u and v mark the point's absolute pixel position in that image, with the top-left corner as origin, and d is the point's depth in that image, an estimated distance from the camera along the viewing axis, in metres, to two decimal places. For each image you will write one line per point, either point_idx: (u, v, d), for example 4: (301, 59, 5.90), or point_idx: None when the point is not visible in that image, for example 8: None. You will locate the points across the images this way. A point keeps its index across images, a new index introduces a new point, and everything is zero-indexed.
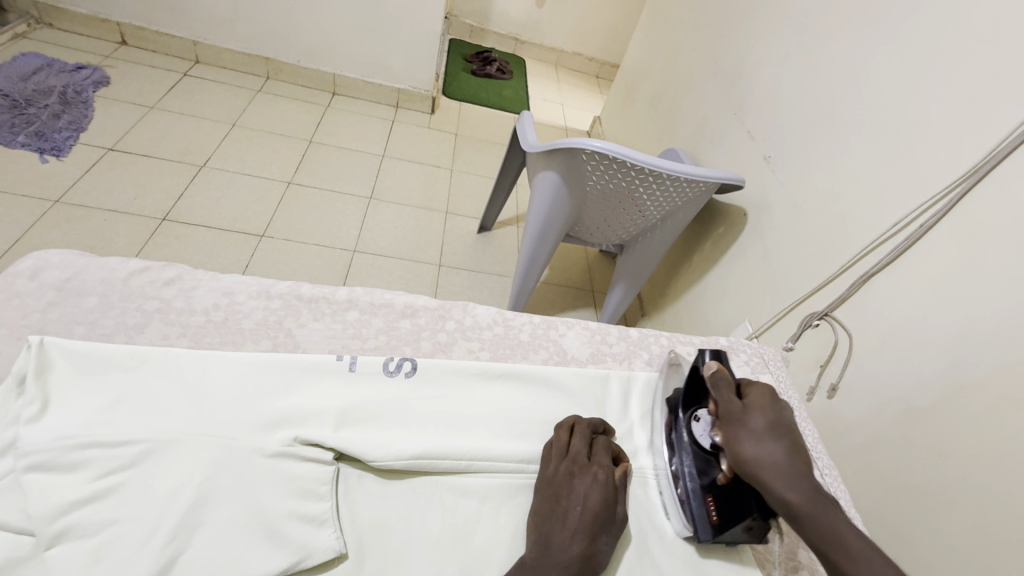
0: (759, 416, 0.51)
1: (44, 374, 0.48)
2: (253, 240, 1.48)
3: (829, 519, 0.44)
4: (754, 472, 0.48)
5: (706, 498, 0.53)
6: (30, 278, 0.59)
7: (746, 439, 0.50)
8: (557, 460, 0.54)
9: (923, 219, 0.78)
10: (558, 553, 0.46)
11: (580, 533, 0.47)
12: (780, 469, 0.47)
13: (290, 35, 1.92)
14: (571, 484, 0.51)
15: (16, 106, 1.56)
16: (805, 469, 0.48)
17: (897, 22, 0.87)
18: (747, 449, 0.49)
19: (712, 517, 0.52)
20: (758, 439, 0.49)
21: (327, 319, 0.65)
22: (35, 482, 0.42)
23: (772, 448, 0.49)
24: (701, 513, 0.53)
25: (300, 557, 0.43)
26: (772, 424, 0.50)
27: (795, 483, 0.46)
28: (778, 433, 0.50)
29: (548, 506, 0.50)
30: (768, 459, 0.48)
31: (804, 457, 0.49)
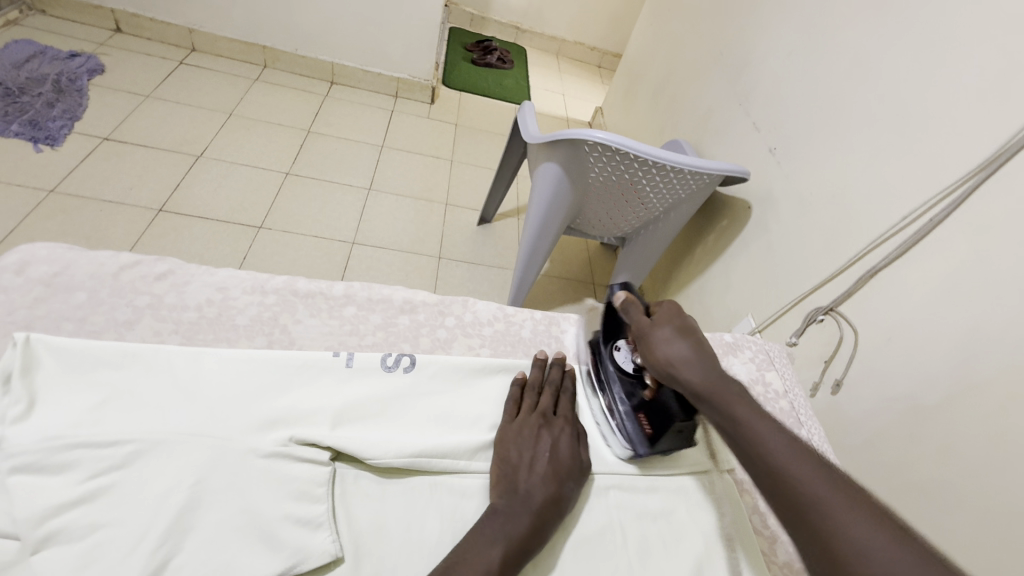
0: (666, 325, 0.58)
1: (30, 372, 0.47)
2: (252, 231, 1.47)
3: (724, 395, 0.50)
4: (666, 370, 0.55)
5: (638, 415, 0.60)
6: (17, 272, 0.57)
7: (655, 344, 0.56)
8: (524, 413, 0.56)
9: (933, 213, 0.76)
10: (526, 498, 0.48)
11: (547, 477, 0.50)
12: (685, 361, 0.54)
13: (287, 23, 1.89)
14: (539, 433, 0.54)
15: (9, 94, 1.53)
16: (708, 359, 0.54)
17: (910, 10, 0.84)
18: (658, 351, 0.56)
19: (645, 431, 0.58)
20: (666, 341, 0.56)
21: (324, 315, 0.63)
22: (21, 485, 0.41)
23: (679, 347, 0.55)
24: (637, 431, 0.58)
25: (295, 561, 0.42)
26: (678, 329, 0.57)
27: (698, 371, 0.53)
28: (683, 337, 0.56)
29: (516, 453, 0.53)
30: (675, 355, 0.54)
31: (709, 352, 0.55)
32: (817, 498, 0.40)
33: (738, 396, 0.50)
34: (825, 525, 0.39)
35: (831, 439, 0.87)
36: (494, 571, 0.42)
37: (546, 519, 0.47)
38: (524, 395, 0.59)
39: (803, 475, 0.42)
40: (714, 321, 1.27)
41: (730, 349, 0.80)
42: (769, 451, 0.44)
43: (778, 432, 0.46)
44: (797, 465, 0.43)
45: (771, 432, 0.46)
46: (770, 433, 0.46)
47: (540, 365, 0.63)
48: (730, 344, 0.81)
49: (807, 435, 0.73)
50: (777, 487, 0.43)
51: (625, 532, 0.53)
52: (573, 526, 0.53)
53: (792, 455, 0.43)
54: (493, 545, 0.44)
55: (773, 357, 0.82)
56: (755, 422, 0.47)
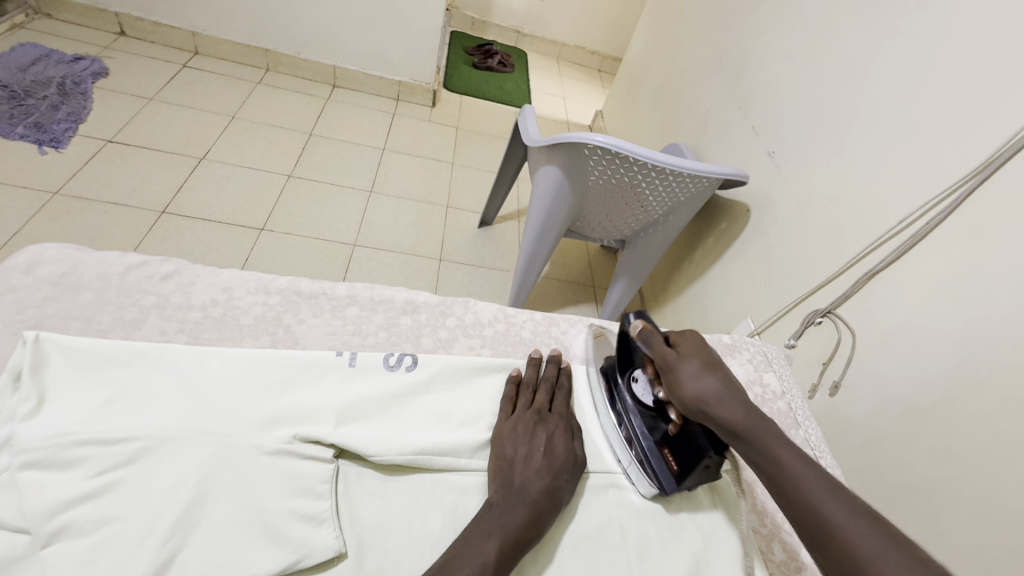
0: (694, 359, 0.55)
1: (39, 369, 0.48)
2: (254, 233, 1.48)
3: (765, 440, 0.48)
4: (699, 407, 0.52)
5: (662, 451, 0.56)
6: (26, 272, 0.58)
7: (686, 379, 0.53)
8: (519, 410, 0.57)
9: (929, 217, 0.77)
10: (522, 492, 0.49)
11: (543, 470, 0.51)
12: (719, 398, 0.51)
13: (290, 27, 1.91)
14: (534, 429, 0.55)
15: (15, 96, 1.55)
16: (740, 396, 0.52)
17: (906, 16, 0.86)
18: (689, 387, 0.53)
19: (671, 468, 0.54)
20: (696, 377, 0.53)
21: (327, 315, 0.64)
22: (31, 479, 0.42)
23: (710, 382, 0.53)
24: (662, 467, 0.55)
25: (299, 556, 0.43)
26: (705, 362, 0.54)
27: (734, 409, 0.51)
28: (713, 372, 0.54)
29: (512, 449, 0.53)
30: (708, 393, 0.52)
31: (737, 387, 0.53)
32: (879, 563, 0.39)
33: (780, 440, 0.48)
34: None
35: (829, 441, 0.87)
36: (491, 564, 0.43)
37: (542, 511, 0.48)
38: (519, 392, 0.60)
39: (860, 536, 0.40)
40: (713, 324, 1.28)
41: (728, 350, 0.81)
42: (822, 508, 0.43)
43: (827, 485, 0.44)
44: (851, 526, 0.41)
45: (819, 483, 0.44)
46: (818, 484, 0.44)
47: (535, 363, 0.64)
48: (729, 345, 0.82)
49: (805, 435, 0.74)
50: (832, 549, 0.41)
51: (625, 531, 0.54)
52: (570, 522, 0.53)
53: (846, 513, 0.42)
54: (488, 538, 0.45)
55: (771, 358, 0.83)
56: (801, 473, 0.45)
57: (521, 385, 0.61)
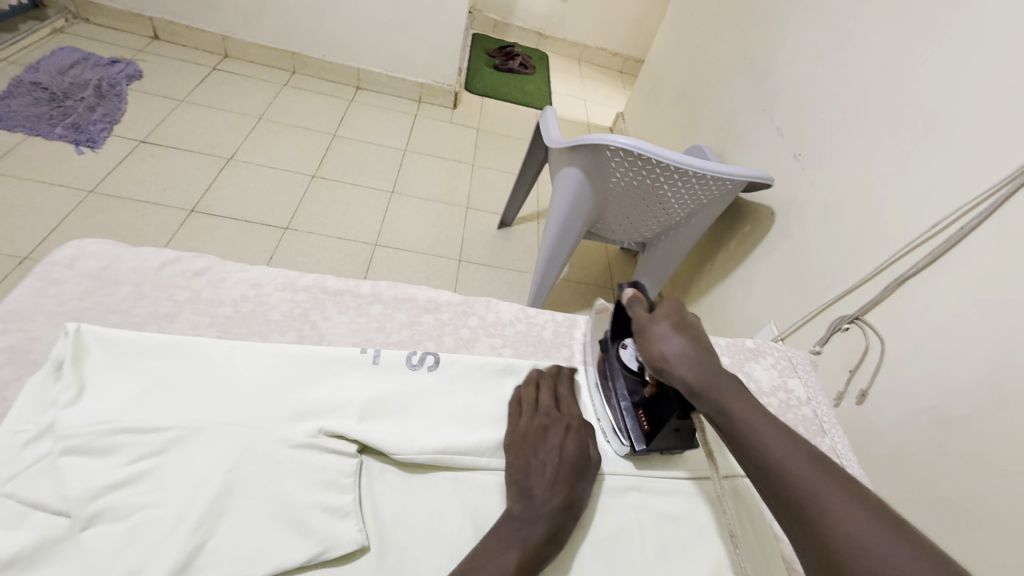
0: (664, 321, 0.56)
1: (79, 360, 0.50)
2: (278, 232, 1.51)
3: (721, 390, 0.48)
4: (662, 367, 0.53)
5: (638, 412, 0.59)
6: (68, 266, 0.61)
7: (654, 340, 0.55)
8: (529, 415, 0.57)
9: (963, 222, 0.75)
10: (540, 504, 0.48)
11: (559, 478, 0.50)
12: (682, 356, 0.52)
13: (315, 30, 1.94)
14: (545, 435, 0.54)
15: (55, 99, 1.61)
16: (704, 353, 0.52)
17: (942, 14, 0.83)
18: (656, 348, 0.54)
19: (643, 426, 0.58)
20: (664, 338, 0.54)
21: (352, 312, 0.65)
22: (70, 465, 0.43)
23: (676, 343, 0.53)
24: (635, 426, 0.58)
25: (324, 547, 0.44)
26: (674, 325, 0.55)
27: (694, 365, 0.51)
28: (682, 332, 0.54)
29: (525, 459, 0.52)
30: (672, 353, 0.53)
31: (705, 346, 0.53)
32: (818, 495, 0.39)
33: (736, 391, 0.48)
34: (827, 526, 0.37)
35: (856, 449, 0.85)
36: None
37: (560, 523, 0.48)
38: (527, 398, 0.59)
39: (803, 473, 0.41)
40: (736, 328, 1.26)
41: (752, 356, 0.80)
42: (769, 450, 0.43)
43: (777, 429, 0.44)
44: (796, 464, 0.41)
45: (767, 428, 0.44)
46: (768, 429, 0.44)
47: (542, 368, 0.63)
48: (752, 350, 0.81)
49: (831, 444, 0.72)
50: (775, 486, 0.41)
51: (645, 534, 0.54)
52: (589, 526, 0.53)
53: (793, 453, 0.42)
54: (508, 550, 0.45)
55: (796, 364, 0.81)
56: (751, 419, 0.45)
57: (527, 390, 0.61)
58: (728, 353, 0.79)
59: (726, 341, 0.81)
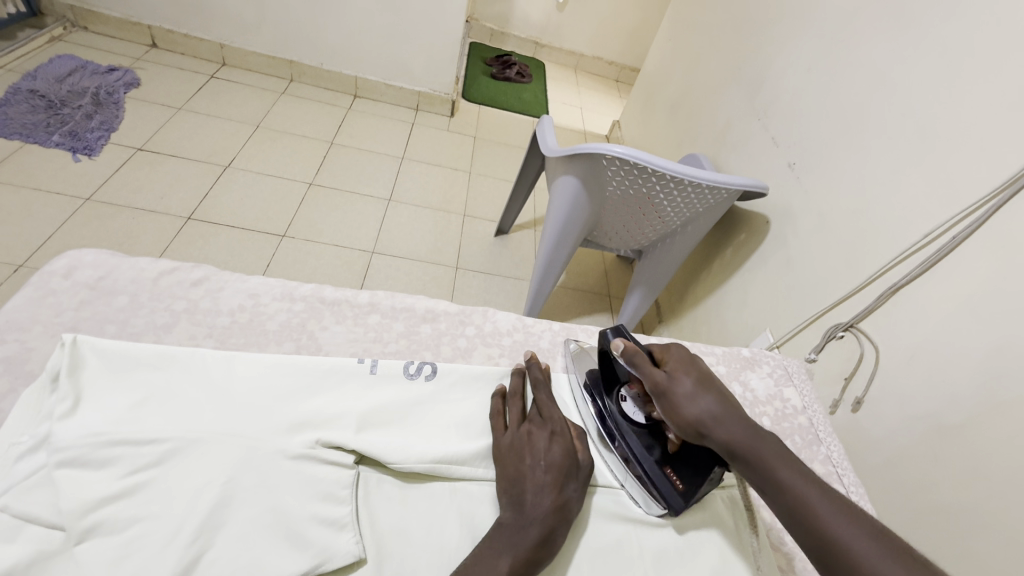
0: (685, 377, 0.55)
1: (76, 370, 0.50)
2: (275, 240, 1.51)
3: (766, 458, 0.48)
4: (696, 428, 0.52)
5: (664, 470, 0.56)
6: (65, 276, 0.61)
7: (682, 401, 0.53)
8: (515, 425, 0.56)
9: (955, 231, 0.75)
10: (532, 508, 0.48)
11: (550, 482, 0.50)
12: (716, 418, 0.51)
13: (314, 39, 1.96)
14: (532, 441, 0.54)
15: (51, 106, 1.61)
16: (736, 413, 0.52)
17: (933, 28, 0.85)
18: (685, 409, 0.53)
19: (677, 487, 0.54)
20: (693, 397, 0.53)
21: (349, 322, 0.65)
22: (66, 477, 0.43)
23: (706, 402, 0.52)
24: (668, 489, 0.55)
25: (322, 559, 0.44)
26: (698, 381, 0.54)
27: (732, 428, 0.50)
28: (707, 389, 0.54)
29: (514, 467, 0.52)
30: (705, 413, 0.51)
31: (732, 401, 0.53)
32: None
33: (781, 457, 0.48)
34: None
35: (852, 458, 0.85)
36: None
37: (554, 525, 0.48)
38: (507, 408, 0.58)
39: (866, 552, 0.41)
40: (732, 336, 1.26)
41: (748, 364, 0.81)
42: (831, 527, 0.43)
43: (829, 500, 0.45)
44: (857, 541, 0.42)
45: (823, 501, 0.45)
46: (822, 502, 0.45)
47: (518, 373, 0.63)
48: (748, 358, 0.82)
49: (828, 452, 0.73)
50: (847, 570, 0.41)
51: (642, 542, 0.54)
52: (586, 535, 0.53)
53: (855, 533, 0.42)
54: (500, 556, 0.45)
55: (792, 372, 0.82)
56: (803, 490, 0.46)
57: (508, 398, 0.60)
58: (724, 362, 0.80)
59: (722, 349, 0.82)
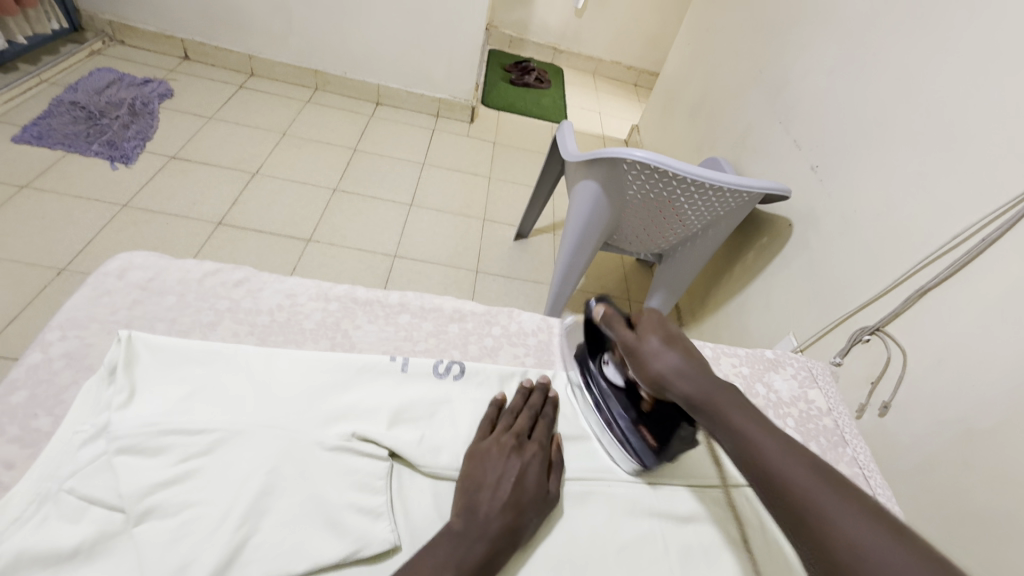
0: (652, 336, 0.57)
1: (131, 365, 0.53)
2: (301, 244, 1.55)
3: (719, 404, 0.50)
4: (660, 382, 0.54)
5: (639, 429, 0.59)
6: (118, 277, 0.64)
7: (648, 359, 0.56)
8: (498, 432, 0.55)
9: (984, 233, 0.75)
10: (482, 522, 0.47)
11: (509, 505, 0.49)
12: (679, 372, 0.53)
13: (339, 48, 2.01)
14: (508, 457, 0.53)
15: (92, 117, 1.69)
16: (698, 367, 0.54)
17: (959, 29, 0.84)
18: (651, 366, 0.55)
19: (649, 443, 0.58)
20: (658, 354, 0.55)
21: (381, 321, 0.68)
22: (124, 463, 0.46)
23: (670, 357, 0.55)
24: (641, 445, 0.58)
25: (358, 546, 0.45)
26: (665, 340, 0.57)
27: (692, 380, 0.53)
28: (672, 347, 0.56)
29: (480, 473, 0.51)
30: (668, 368, 0.54)
31: (697, 357, 0.55)
32: (817, 504, 0.41)
33: (733, 402, 0.50)
34: (826, 532, 0.40)
35: (879, 462, 0.85)
36: None
37: (500, 547, 0.46)
38: (501, 416, 0.58)
39: (801, 480, 0.43)
40: (754, 340, 1.26)
41: (772, 366, 0.81)
42: (768, 459, 0.45)
43: (773, 438, 0.46)
44: (793, 471, 0.43)
45: (764, 437, 0.47)
46: (762, 436, 0.47)
47: (524, 390, 0.62)
48: (772, 360, 0.82)
49: (855, 455, 0.73)
50: (777, 497, 0.43)
51: (667, 540, 0.54)
52: (611, 533, 0.54)
53: (789, 463, 0.44)
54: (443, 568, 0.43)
55: (816, 375, 0.82)
56: (749, 428, 0.47)
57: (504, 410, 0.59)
58: (748, 364, 0.80)
59: (746, 351, 0.82)
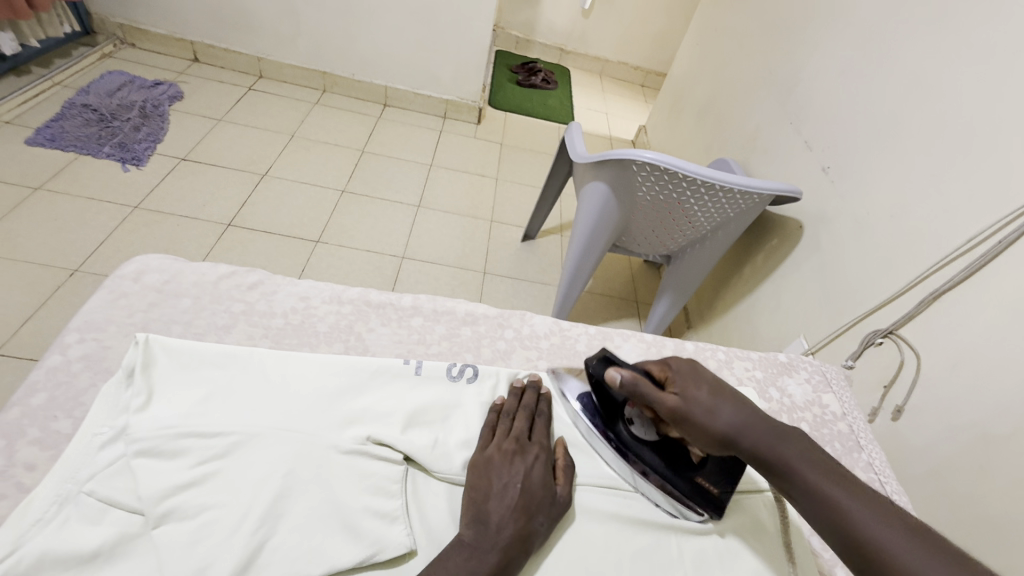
0: (697, 390, 0.55)
1: (148, 367, 0.54)
2: (310, 245, 1.56)
3: (792, 462, 0.48)
4: (721, 441, 0.53)
5: (689, 476, 0.57)
6: (134, 280, 0.65)
7: (701, 416, 0.53)
8: (498, 437, 0.55)
9: (1000, 236, 0.74)
10: (494, 531, 0.46)
11: (517, 510, 0.48)
12: (739, 428, 0.52)
13: (347, 50, 2.02)
14: (510, 462, 0.52)
15: (103, 120, 1.71)
16: (756, 420, 0.53)
17: (974, 29, 0.83)
18: (707, 424, 0.53)
19: (711, 491, 0.57)
20: (710, 411, 0.53)
21: (394, 324, 0.68)
22: (143, 466, 0.47)
23: (724, 413, 0.53)
24: (706, 495, 0.56)
25: (375, 550, 0.46)
26: (712, 392, 0.55)
27: (756, 437, 0.51)
28: (722, 399, 0.54)
29: (486, 481, 0.51)
30: (726, 426, 0.52)
31: (752, 407, 0.54)
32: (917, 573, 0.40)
33: (804, 459, 0.49)
34: None
35: (893, 467, 0.84)
36: None
37: (514, 556, 0.46)
38: (499, 420, 0.58)
39: (899, 548, 0.41)
40: (764, 342, 1.25)
41: (785, 370, 0.80)
42: (856, 524, 0.43)
43: (856, 497, 0.45)
44: (890, 538, 0.42)
45: (848, 498, 0.45)
46: (846, 497, 0.45)
47: (517, 391, 0.61)
48: (785, 364, 0.81)
49: (869, 460, 0.72)
50: (872, 565, 0.42)
51: (681, 546, 0.54)
52: (624, 540, 0.54)
53: (880, 526, 0.43)
54: None
55: (830, 379, 0.81)
56: (830, 490, 0.46)
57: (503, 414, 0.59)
58: (761, 367, 0.79)
59: (758, 354, 0.82)
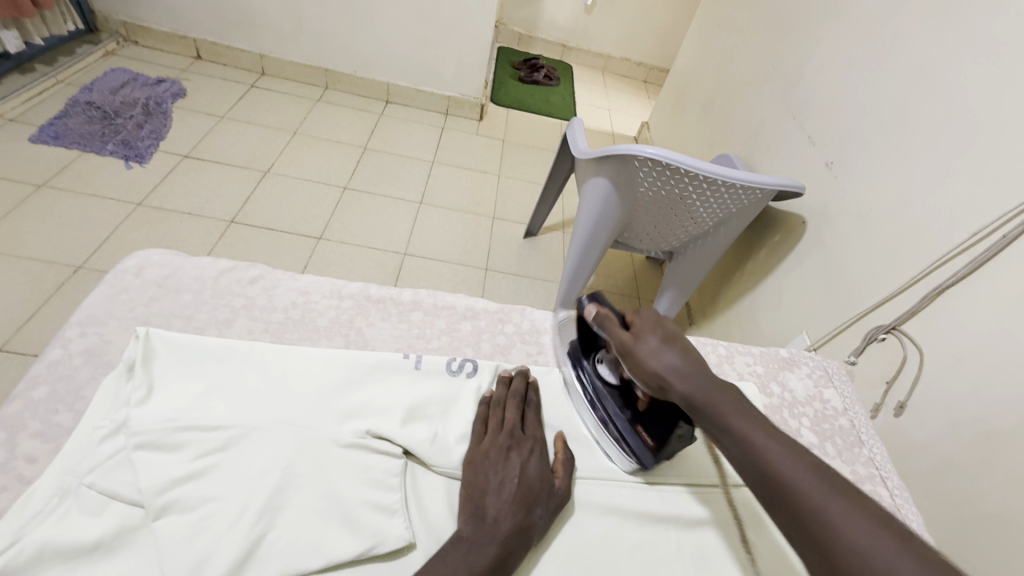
0: (651, 335, 0.55)
1: (149, 361, 0.54)
2: (312, 242, 1.56)
3: (719, 406, 0.49)
4: (658, 384, 0.53)
5: (636, 428, 0.58)
6: (136, 275, 0.65)
7: (645, 358, 0.54)
8: (493, 432, 0.55)
9: (1005, 231, 0.73)
10: (491, 526, 0.46)
11: (515, 503, 0.48)
12: (678, 372, 0.52)
13: (349, 47, 2.02)
14: (506, 456, 0.52)
15: (106, 117, 1.71)
16: (697, 366, 0.52)
17: (978, 23, 0.83)
18: (648, 365, 0.54)
19: (647, 443, 0.57)
20: (655, 353, 0.54)
21: (394, 319, 0.68)
22: (143, 458, 0.47)
23: (668, 357, 0.53)
24: (638, 444, 0.57)
25: (374, 542, 0.46)
26: (665, 339, 0.55)
27: (691, 381, 0.51)
28: (671, 346, 0.54)
29: (482, 477, 0.51)
30: (665, 369, 0.52)
31: (697, 357, 0.53)
32: (823, 510, 0.40)
33: (735, 404, 0.49)
34: (835, 539, 0.39)
35: (896, 463, 0.83)
36: None
37: (511, 550, 0.46)
38: (491, 412, 0.57)
39: (804, 484, 0.42)
40: (766, 338, 1.24)
41: (787, 365, 0.80)
42: (768, 460, 0.44)
43: (776, 441, 0.45)
44: (798, 475, 0.42)
45: (768, 439, 0.45)
46: (765, 439, 0.45)
47: (504, 379, 0.61)
48: (787, 359, 0.81)
49: (870, 455, 0.72)
50: (779, 501, 0.42)
51: (679, 539, 0.54)
52: (623, 534, 0.54)
53: (793, 466, 0.43)
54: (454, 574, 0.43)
55: (832, 374, 0.81)
56: (751, 433, 0.46)
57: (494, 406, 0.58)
58: (761, 362, 0.79)
59: (759, 349, 0.81)
